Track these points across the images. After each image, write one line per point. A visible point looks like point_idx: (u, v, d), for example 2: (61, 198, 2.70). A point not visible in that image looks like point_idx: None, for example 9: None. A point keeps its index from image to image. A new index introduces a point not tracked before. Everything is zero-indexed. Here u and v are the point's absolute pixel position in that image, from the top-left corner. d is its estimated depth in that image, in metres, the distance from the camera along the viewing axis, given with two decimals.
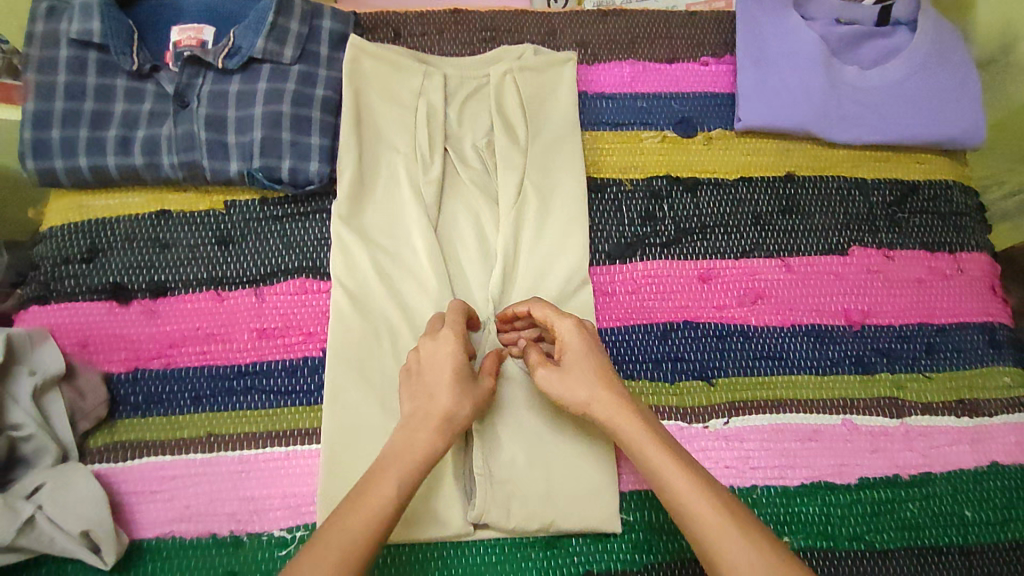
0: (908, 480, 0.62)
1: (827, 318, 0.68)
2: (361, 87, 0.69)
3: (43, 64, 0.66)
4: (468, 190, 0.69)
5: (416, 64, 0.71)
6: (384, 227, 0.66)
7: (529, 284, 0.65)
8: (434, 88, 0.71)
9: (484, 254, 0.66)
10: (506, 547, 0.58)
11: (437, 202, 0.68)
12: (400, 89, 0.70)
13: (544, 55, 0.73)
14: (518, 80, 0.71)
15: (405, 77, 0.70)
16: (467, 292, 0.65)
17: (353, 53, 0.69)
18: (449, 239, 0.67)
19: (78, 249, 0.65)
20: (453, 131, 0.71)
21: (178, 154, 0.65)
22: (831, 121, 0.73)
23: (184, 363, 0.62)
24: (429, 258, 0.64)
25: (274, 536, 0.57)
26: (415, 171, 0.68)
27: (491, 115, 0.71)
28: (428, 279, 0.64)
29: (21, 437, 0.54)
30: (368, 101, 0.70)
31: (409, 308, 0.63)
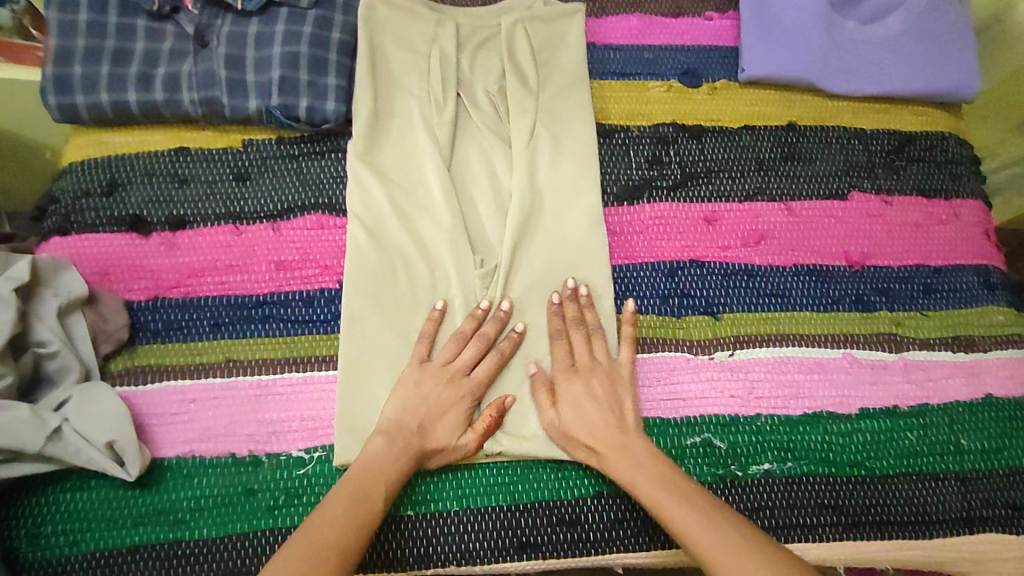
0: (907, 410, 0.64)
1: (828, 259, 0.70)
2: (376, 33, 0.71)
3: (65, 2, 0.67)
4: (480, 133, 0.70)
5: (428, 13, 0.73)
6: (398, 167, 0.67)
7: (542, 221, 0.67)
8: (447, 35, 0.72)
9: (496, 194, 0.68)
10: (518, 469, 0.59)
11: (450, 142, 0.69)
12: (413, 36, 0.72)
13: (555, 5, 0.75)
14: (529, 28, 0.73)
15: (418, 24, 0.72)
16: (481, 228, 0.67)
17: (368, 1, 0.71)
18: (462, 179, 0.69)
19: (98, 183, 0.67)
20: (465, 75, 0.72)
21: (199, 91, 0.66)
22: (833, 72, 0.75)
23: (204, 292, 0.63)
24: (444, 194, 0.66)
25: (293, 456, 0.58)
26: (428, 113, 0.69)
27: (503, 60, 0.72)
28: (443, 215, 0.65)
29: (46, 355, 0.55)
30: (383, 46, 0.71)
31: (425, 242, 0.65)
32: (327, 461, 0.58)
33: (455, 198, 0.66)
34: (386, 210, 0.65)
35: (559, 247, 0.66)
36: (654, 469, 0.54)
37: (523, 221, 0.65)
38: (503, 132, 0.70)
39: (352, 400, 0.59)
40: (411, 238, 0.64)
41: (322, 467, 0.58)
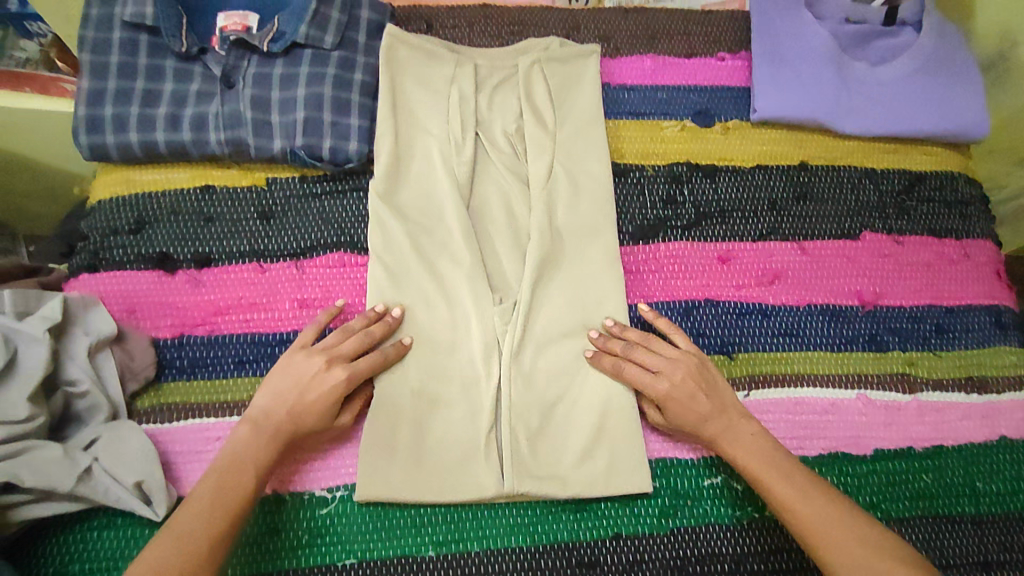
0: (921, 452, 0.65)
1: (841, 298, 0.71)
2: (397, 74, 0.72)
3: (97, 44, 0.69)
4: (500, 173, 0.71)
5: (447, 54, 0.73)
6: (420, 208, 0.69)
7: (560, 260, 0.68)
8: (466, 75, 0.73)
9: (515, 235, 0.69)
10: (536, 509, 0.60)
11: (469, 183, 0.70)
12: (433, 77, 0.72)
13: (568, 45, 0.75)
14: (546, 70, 0.74)
15: (437, 65, 0.73)
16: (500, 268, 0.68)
17: (391, 42, 0.72)
18: (481, 218, 0.70)
19: (126, 221, 0.68)
20: (483, 116, 0.72)
21: (225, 132, 0.68)
22: (843, 114, 0.76)
23: (228, 330, 0.64)
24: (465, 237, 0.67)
25: (315, 495, 0.59)
26: (449, 153, 0.70)
27: (521, 103, 0.73)
28: (463, 256, 0.66)
29: (77, 393, 0.57)
30: (403, 87, 0.72)
31: (446, 282, 0.66)
32: (350, 499, 0.59)
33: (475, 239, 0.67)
34: (407, 251, 0.66)
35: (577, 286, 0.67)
36: (755, 443, 0.58)
37: (542, 262, 0.67)
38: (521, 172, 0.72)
39: (374, 448, 0.59)
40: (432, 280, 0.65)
41: (344, 506, 0.59)
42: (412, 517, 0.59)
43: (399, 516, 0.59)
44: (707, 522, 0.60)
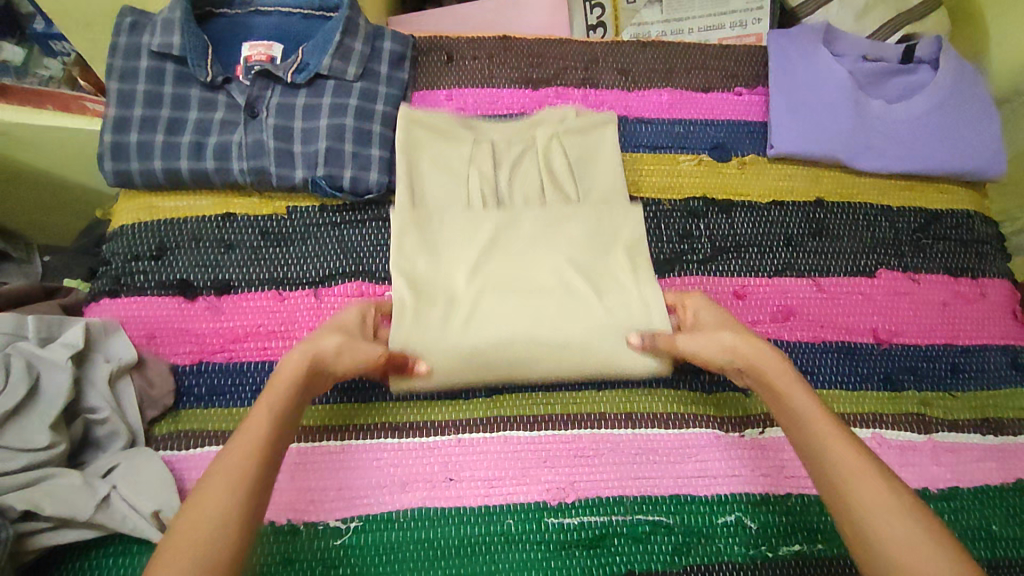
0: (937, 493, 0.64)
1: (856, 336, 0.71)
2: (414, 155, 0.71)
3: (125, 73, 0.70)
4: (525, 243, 0.68)
5: (464, 133, 0.73)
6: (436, 283, 0.65)
7: (588, 329, 0.63)
8: (483, 154, 0.72)
9: (539, 299, 0.65)
10: (550, 545, 0.60)
11: (491, 253, 0.67)
12: (451, 158, 0.72)
13: (586, 116, 0.75)
14: (563, 143, 0.74)
15: (454, 146, 0.72)
16: (523, 337, 0.63)
17: (405, 124, 0.72)
18: (507, 286, 0.65)
19: (147, 247, 0.69)
20: (504, 192, 0.72)
21: (248, 161, 0.69)
22: (859, 152, 0.77)
23: (246, 358, 0.65)
24: (488, 304, 0.64)
25: (330, 526, 0.59)
26: (466, 228, 0.68)
27: (541, 171, 0.72)
28: (485, 325, 0.63)
29: (96, 420, 0.57)
30: (421, 168, 0.71)
31: (465, 350, 0.62)
32: (363, 531, 0.59)
33: (496, 308, 0.64)
34: (422, 325, 0.63)
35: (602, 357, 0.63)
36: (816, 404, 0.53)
37: (566, 335, 0.63)
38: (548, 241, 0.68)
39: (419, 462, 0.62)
40: (452, 373, 0.62)
41: (357, 537, 0.59)
42: (425, 550, 0.59)
43: (412, 548, 0.59)
44: (720, 561, 0.60)
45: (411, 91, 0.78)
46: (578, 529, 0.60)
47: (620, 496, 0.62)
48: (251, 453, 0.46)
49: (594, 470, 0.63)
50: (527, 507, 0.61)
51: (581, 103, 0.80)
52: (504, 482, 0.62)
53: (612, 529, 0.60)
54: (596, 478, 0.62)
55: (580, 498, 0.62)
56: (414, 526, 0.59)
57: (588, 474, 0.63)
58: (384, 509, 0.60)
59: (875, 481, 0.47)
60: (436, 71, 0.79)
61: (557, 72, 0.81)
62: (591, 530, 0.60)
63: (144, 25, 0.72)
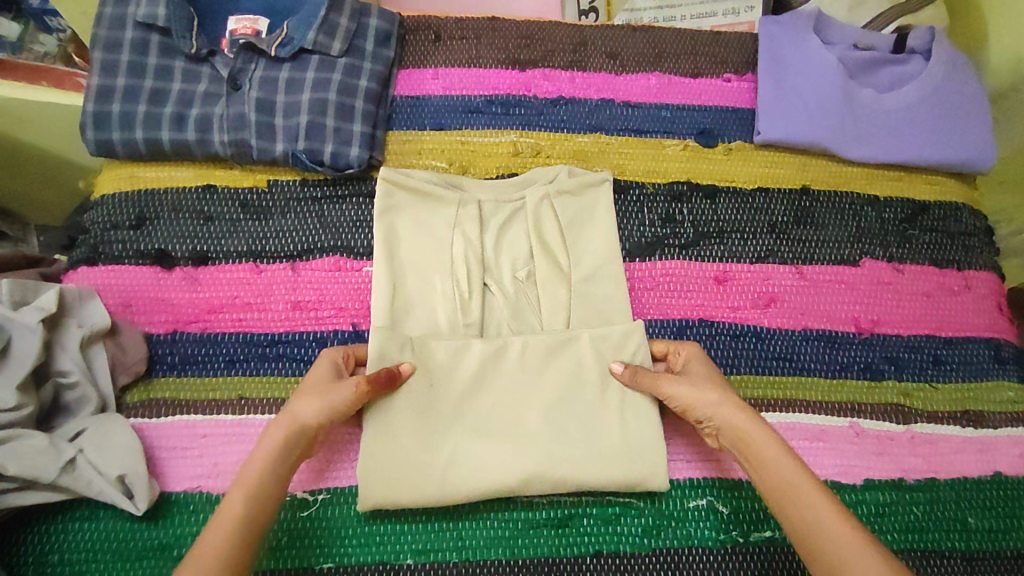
0: (913, 484, 0.63)
1: (837, 324, 0.70)
2: (394, 219, 0.68)
3: (109, 43, 0.70)
4: (519, 357, 0.63)
5: (449, 194, 0.70)
6: (421, 377, 0.61)
7: (602, 450, 0.59)
8: (469, 218, 0.69)
9: (547, 428, 0.60)
10: (519, 523, 0.59)
11: (485, 365, 0.62)
12: (432, 223, 0.69)
13: (580, 175, 0.72)
14: (556, 206, 0.70)
15: (439, 210, 0.69)
16: (539, 467, 0.58)
17: (387, 187, 0.69)
18: (511, 429, 0.60)
19: (127, 217, 0.69)
20: (490, 255, 0.69)
21: (229, 133, 0.69)
22: (847, 140, 0.76)
23: (221, 329, 0.65)
24: (501, 442, 0.59)
25: (297, 498, 0.58)
26: (459, 350, 0.62)
27: (530, 242, 0.69)
28: (497, 464, 0.58)
29: (66, 384, 0.57)
30: (401, 238, 0.68)
31: (481, 488, 0.57)
32: (331, 504, 0.59)
33: (504, 441, 0.59)
34: (431, 471, 0.57)
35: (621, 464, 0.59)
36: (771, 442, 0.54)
37: (579, 448, 0.59)
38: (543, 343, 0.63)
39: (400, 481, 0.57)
40: (459, 471, 0.58)
41: (325, 510, 0.58)
42: (393, 525, 0.58)
43: (380, 523, 0.58)
44: (690, 545, 0.59)
45: (396, 70, 0.78)
46: (547, 508, 0.60)
47: None
48: (232, 521, 0.48)
49: None
50: None
51: (568, 85, 0.79)
52: None
53: (582, 510, 0.60)
54: None
55: None
56: None
57: None
58: (353, 483, 0.60)
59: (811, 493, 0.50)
60: (423, 50, 0.79)
61: (545, 54, 0.80)
62: (560, 510, 0.60)
63: None
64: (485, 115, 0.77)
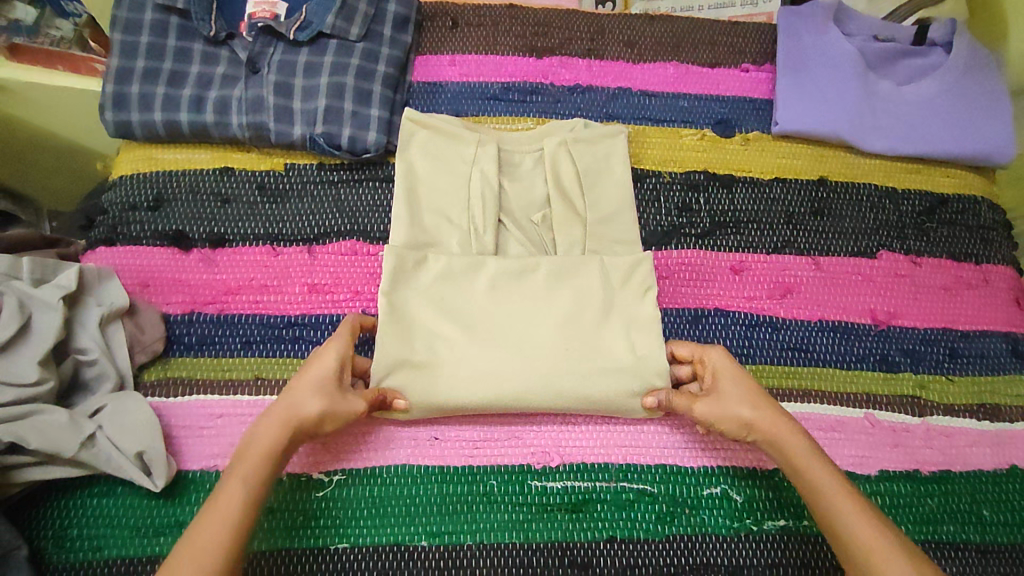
0: (927, 476, 0.63)
1: (853, 316, 0.70)
2: (413, 156, 0.70)
3: (130, 25, 0.70)
4: (531, 280, 0.64)
5: (468, 133, 0.71)
6: (431, 304, 0.63)
7: (603, 371, 0.61)
8: (488, 157, 0.70)
9: (553, 352, 0.61)
10: (533, 507, 0.59)
11: (496, 285, 0.64)
12: (452, 160, 0.70)
13: (595, 126, 0.73)
14: (573, 151, 0.71)
15: (458, 147, 0.70)
16: (541, 384, 0.60)
17: (409, 126, 0.70)
18: (517, 342, 0.62)
19: (145, 197, 0.69)
20: (506, 195, 0.71)
21: (248, 116, 0.69)
22: (866, 131, 0.75)
23: (237, 310, 0.65)
24: (506, 362, 0.61)
25: (312, 478, 0.59)
26: (475, 269, 0.64)
27: (547, 184, 0.71)
28: (499, 374, 0.60)
29: (86, 362, 0.57)
30: (421, 175, 0.69)
31: (486, 393, 0.60)
32: (345, 485, 0.59)
33: (508, 359, 0.61)
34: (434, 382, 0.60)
35: (615, 385, 0.61)
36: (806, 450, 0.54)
37: (582, 365, 0.61)
38: (556, 269, 0.65)
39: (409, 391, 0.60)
40: (465, 392, 0.60)
41: (339, 491, 0.59)
42: (407, 506, 0.58)
43: (394, 505, 0.58)
44: (703, 532, 0.59)
45: (414, 55, 0.78)
46: (561, 493, 0.60)
47: (605, 463, 0.61)
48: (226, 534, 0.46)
49: (581, 437, 0.62)
50: (511, 469, 0.61)
51: (585, 73, 0.79)
52: (487, 444, 0.61)
53: (596, 495, 0.60)
54: (582, 444, 0.62)
55: (564, 463, 0.61)
56: (397, 483, 0.59)
57: (574, 439, 0.62)
58: (368, 464, 0.60)
59: (869, 522, 0.49)
60: (440, 37, 0.79)
61: (562, 42, 0.80)
62: (574, 495, 0.60)
63: None
64: (502, 103, 0.77)
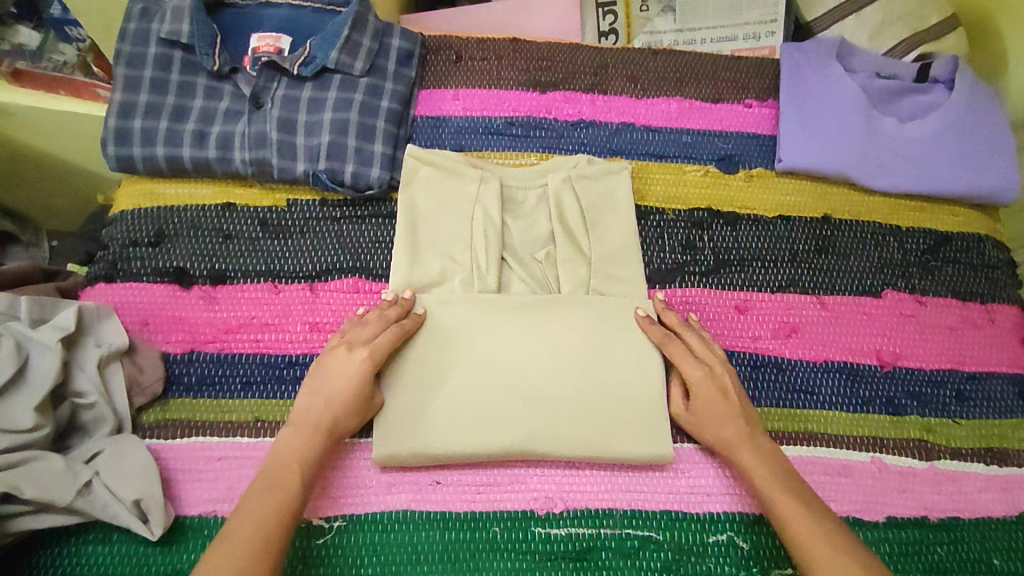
0: (936, 522, 0.62)
1: (859, 357, 0.69)
2: (415, 194, 0.70)
3: (133, 59, 0.70)
4: (533, 323, 0.64)
5: (471, 171, 0.70)
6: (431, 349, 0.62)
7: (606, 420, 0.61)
8: (491, 196, 0.70)
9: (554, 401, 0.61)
10: (537, 555, 0.58)
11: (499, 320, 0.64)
12: (455, 198, 0.70)
13: (600, 163, 0.73)
14: (577, 189, 0.71)
15: (461, 186, 0.70)
16: (541, 431, 0.60)
17: (411, 164, 0.70)
18: (515, 380, 0.62)
19: (146, 233, 0.69)
20: (509, 234, 0.71)
21: (250, 151, 0.69)
22: (870, 169, 0.75)
23: (238, 349, 0.64)
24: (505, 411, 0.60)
25: (313, 524, 0.58)
26: (480, 306, 0.64)
27: (551, 222, 0.71)
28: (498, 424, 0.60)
29: (84, 405, 0.56)
30: (423, 214, 0.69)
31: (485, 442, 0.59)
32: (347, 531, 0.58)
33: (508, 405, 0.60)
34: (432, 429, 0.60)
35: (612, 429, 0.61)
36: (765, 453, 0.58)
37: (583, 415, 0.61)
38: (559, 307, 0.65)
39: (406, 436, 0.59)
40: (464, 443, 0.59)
41: (340, 538, 0.58)
42: (408, 553, 0.57)
43: (395, 552, 0.57)
44: None
45: (417, 90, 0.78)
46: (565, 540, 0.59)
47: (610, 509, 0.61)
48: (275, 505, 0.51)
49: (586, 482, 0.61)
50: (514, 515, 0.60)
51: (589, 108, 0.79)
52: (491, 489, 0.61)
53: (600, 543, 0.59)
54: (586, 489, 0.61)
55: (568, 509, 0.60)
56: (399, 529, 0.58)
57: (578, 484, 0.61)
58: (370, 510, 0.59)
59: (808, 518, 0.53)
60: (444, 71, 0.79)
61: (565, 76, 0.80)
62: (578, 542, 0.59)
63: (154, 11, 0.72)
64: (505, 137, 0.77)
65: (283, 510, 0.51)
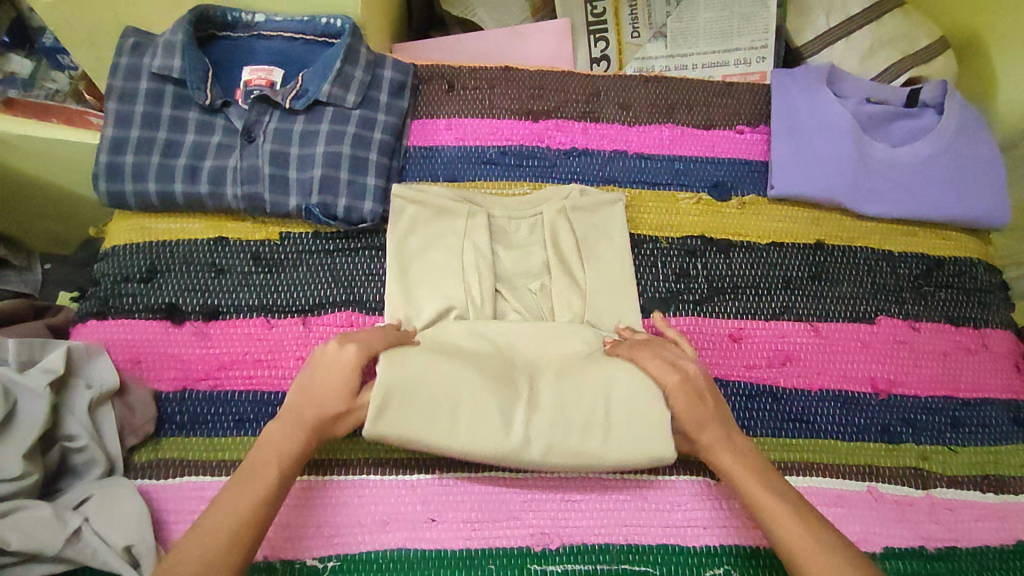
0: (933, 552, 0.62)
1: (854, 385, 0.69)
2: (406, 234, 0.70)
3: (124, 94, 0.70)
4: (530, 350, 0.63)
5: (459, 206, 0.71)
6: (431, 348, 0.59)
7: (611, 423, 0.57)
8: (479, 230, 0.70)
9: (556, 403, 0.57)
10: None
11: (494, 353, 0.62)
12: (444, 236, 0.70)
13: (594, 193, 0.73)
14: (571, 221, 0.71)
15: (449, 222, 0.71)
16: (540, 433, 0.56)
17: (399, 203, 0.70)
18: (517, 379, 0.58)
19: (138, 268, 0.69)
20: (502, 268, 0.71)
21: (242, 186, 0.69)
22: (862, 195, 0.76)
23: (230, 386, 0.64)
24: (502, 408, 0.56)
25: (307, 564, 0.58)
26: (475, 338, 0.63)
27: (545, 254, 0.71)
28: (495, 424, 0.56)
29: (74, 448, 0.56)
30: (414, 253, 0.69)
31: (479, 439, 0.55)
32: (341, 571, 0.58)
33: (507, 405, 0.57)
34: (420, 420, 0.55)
35: (599, 437, 0.57)
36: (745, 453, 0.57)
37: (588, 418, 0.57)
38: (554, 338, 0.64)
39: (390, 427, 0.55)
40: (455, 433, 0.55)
41: None
42: None
43: None
44: None
45: (410, 120, 0.78)
46: None
47: (606, 544, 0.60)
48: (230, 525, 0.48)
49: (581, 516, 0.61)
50: (510, 552, 0.59)
51: (581, 136, 0.79)
52: (486, 525, 0.60)
53: None
54: (582, 523, 0.61)
55: (564, 544, 0.60)
56: (394, 568, 0.58)
57: (574, 519, 0.61)
58: (364, 549, 0.58)
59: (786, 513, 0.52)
60: (437, 101, 0.79)
61: (558, 105, 0.80)
62: None
63: (146, 46, 0.72)
64: (498, 166, 0.77)
65: (253, 515, 0.49)
